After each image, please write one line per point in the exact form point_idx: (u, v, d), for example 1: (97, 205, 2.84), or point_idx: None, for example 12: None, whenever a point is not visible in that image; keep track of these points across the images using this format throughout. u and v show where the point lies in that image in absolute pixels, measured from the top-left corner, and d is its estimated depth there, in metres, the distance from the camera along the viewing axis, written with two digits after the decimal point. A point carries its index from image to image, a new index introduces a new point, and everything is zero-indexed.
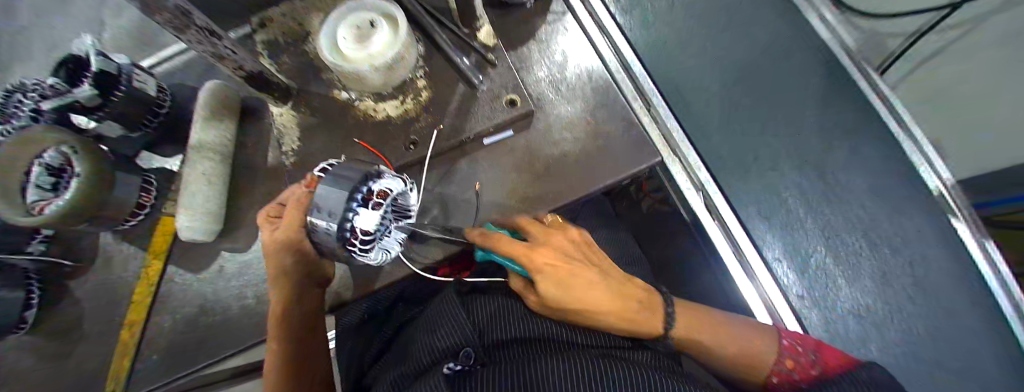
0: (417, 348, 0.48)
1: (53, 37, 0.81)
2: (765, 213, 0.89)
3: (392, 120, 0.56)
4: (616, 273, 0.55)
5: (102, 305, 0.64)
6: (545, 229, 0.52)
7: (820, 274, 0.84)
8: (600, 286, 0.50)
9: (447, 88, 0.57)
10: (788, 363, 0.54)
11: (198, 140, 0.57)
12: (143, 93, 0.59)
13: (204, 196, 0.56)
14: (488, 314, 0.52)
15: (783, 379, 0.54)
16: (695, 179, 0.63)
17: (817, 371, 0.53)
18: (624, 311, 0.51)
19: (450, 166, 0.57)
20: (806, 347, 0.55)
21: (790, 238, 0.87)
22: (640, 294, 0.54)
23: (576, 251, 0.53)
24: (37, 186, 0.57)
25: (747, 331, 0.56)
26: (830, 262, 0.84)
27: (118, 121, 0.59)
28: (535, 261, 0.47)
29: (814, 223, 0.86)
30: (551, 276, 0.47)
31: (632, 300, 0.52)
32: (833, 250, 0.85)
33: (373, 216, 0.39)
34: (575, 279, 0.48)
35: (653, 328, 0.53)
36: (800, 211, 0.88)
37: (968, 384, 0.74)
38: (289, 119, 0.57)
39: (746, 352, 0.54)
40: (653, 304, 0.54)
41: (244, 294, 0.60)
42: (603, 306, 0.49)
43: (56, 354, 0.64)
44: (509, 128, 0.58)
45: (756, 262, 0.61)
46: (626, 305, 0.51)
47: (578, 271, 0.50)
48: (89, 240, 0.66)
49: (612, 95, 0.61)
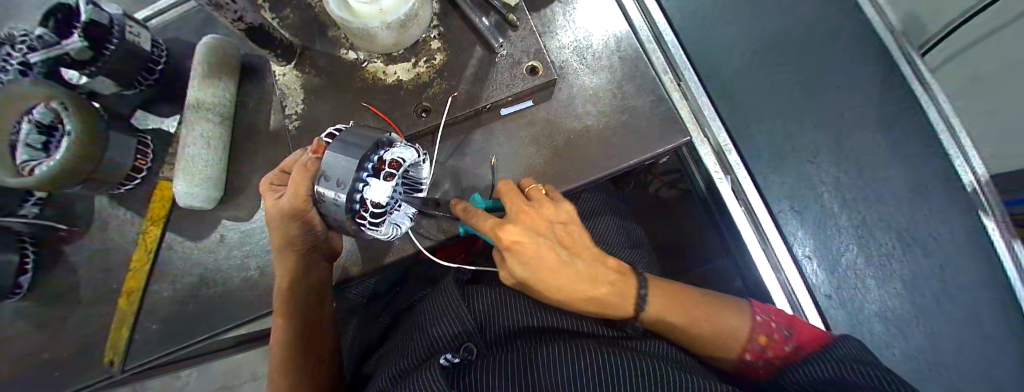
0: (416, 333, 0.45)
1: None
2: (796, 206, 0.86)
3: (403, 84, 0.52)
4: (590, 253, 0.46)
5: (101, 271, 0.63)
6: (520, 202, 0.45)
7: (849, 274, 0.82)
8: (570, 270, 0.43)
9: (464, 52, 0.52)
10: (760, 338, 0.45)
11: (195, 99, 0.53)
12: (136, 47, 0.54)
13: (203, 160, 0.52)
14: (491, 302, 0.48)
15: (761, 361, 0.45)
16: (723, 159, 0.60)
17: (791, 348, 0.43)
18: (587, 295, 0.43)
19: (464, 138, 0.54)
20: (778, 322, 0.45)
21: (822, 235, 0.85)
22: (610, 276, 0.45)
23: (552, 229, 0.45)
24: (27, 145, 0.54)
25: (723, 308, 0.47)
26: (861, 263, 0.82)
27: (110, 77, 0.55)
28: (501, 238, 0.41)
29: (849, 220, 0.84)
30: (515, 256, 0.42)
31: (600, 283, 0.44)
32: (866, 249, 0.82)
33: (384, 187, 0.36)
34: (539, 261, 0.42)
35: (625, 309, 0.44)
36: (835, 207, 0.85)
37: (982, 384, 0.73)
38: (293, 80, 0.52)
39: (723, 331, 0.45)
40: (626, 286, 0.45)
41: (247, 265, 0.57)
42: (576, 293, 0.43)
43: (55, 319, 0.62)
44: (528, 99, 0.55)
45: (782, 253, 0.58)
46: (588, 289, 0.43)
47: (544, 252, 0.42)
48: (84, 204, 0.64)
49: (640, 66, 0.57)
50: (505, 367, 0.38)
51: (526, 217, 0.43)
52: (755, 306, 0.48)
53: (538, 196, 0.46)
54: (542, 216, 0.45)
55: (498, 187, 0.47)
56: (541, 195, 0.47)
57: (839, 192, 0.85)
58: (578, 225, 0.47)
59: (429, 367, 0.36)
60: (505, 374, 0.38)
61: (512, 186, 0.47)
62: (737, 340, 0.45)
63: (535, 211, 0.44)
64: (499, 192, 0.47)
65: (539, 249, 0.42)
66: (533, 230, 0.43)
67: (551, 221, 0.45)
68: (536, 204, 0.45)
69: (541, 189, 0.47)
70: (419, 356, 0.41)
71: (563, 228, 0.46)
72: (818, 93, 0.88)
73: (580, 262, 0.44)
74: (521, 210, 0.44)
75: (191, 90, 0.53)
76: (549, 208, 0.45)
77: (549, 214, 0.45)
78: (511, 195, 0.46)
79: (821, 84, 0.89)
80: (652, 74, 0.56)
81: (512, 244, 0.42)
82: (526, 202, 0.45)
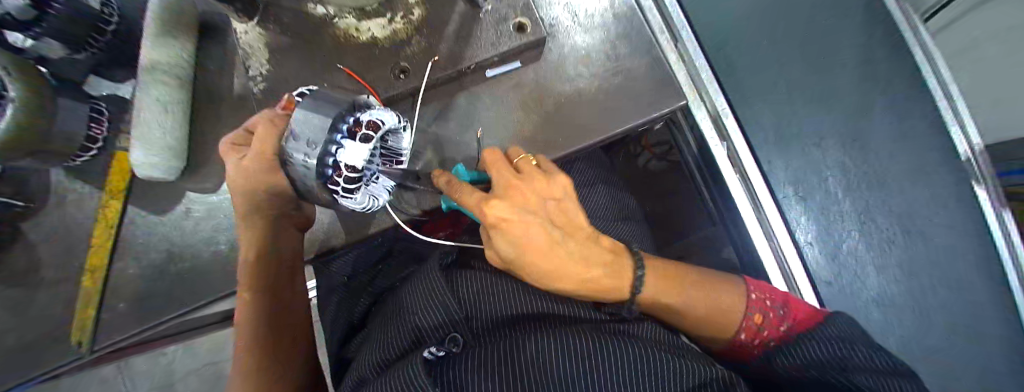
0: (398, 319, 0.43)
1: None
2: (800, 192, 0.87)
3: (378, 43, 0.47)
4: (581, 232, 0.44)
5: (61, 249, 0.59)
6: (510, 176, 0.41)
7: (850, 260, 0.83)
8: (562, 251, 0.40)
9: (445, 7, 0.48)
10: (756, 317, 0.43)
11: (151, 61, 0.48)
12: (85, 7, 0.49)
13: (161, 127, 0.48)
14: (477, 287, 0.45)
15: (755, 340, 0.44)
16: (720, 125, 0.57)
17: (786, 329, 0.42)
18: (577, 278, 0.40)
19: (447, 102, 0.50)
20: (773, 300, 0.44)
21: (824, 221, 0.85)
22: (604, 256, 0.43)
23: (543, 206, 0.42)
24: None
25: (719, 286, 0.46)
26: (862, 248, 0.83)
27: (57, 40, 0.49)
28: (486, 215, 0.37)
29: (853, 207, 0.83)
30: (502, 234, 0.38)
31: (592, 265, 0.41)
32: (867, 236, 0.82)
33: (360, 150, 0.32)
34: (531, 241, 0.39)
35: (615, 291, 0.42)
36: (839, 193, 0.84)
37: (960, 353, 0.75)
38: (256, 39, 0.47)
39: (717, 309, 0.44)
40: (620, 269, 0.43)
41: (217, 240, 0.54)
42: (565, 275, 0.40)
43: (15, 301, 0.59)
44: (516, 60, 0.51)
45: (776, 221, 0.56)
46: (582, 272, 0.41)
47: (536, 232, 0.39)
48: (38, 178, 0.59)
49: (637, 25, 0.53)
50: (490, 359, 0.36)
51: (515, 192, 0.40)
52: (749, 282, 0.46)
53: (528, 167, 0.42)
54: (533, 189, 0.41)
55: (483, 157, 0.43)
56: (532, 168, 0.43)
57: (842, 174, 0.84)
58: (573, 201, 0.44)
59: (411, 357, 0.34)
60: (488, 366, 0.36)
61: (502, 157, 0.43)
62: (732, 318, 0.44)
63: (525, 185, 0.41)
64: (485, 162, 0.43)
65: (532, 227, 0.39)
66: (525, 207, 0.40)
67: (544, 196, 0.42)
68: (526, 176, 0.42)
69: (530, 161, 0.43)
70: (403, 342, 0.40)
71: (555, 205, 0.43)
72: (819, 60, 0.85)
73: (569, 241, 0.42)
74: (510, 183, 0.40)
75: (146, 48, 0.48)
76: (542, 182, 0.42)
77: (540, 188, 0.41)
78: (498, 165, 0.42)
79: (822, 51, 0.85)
80: (647, 33, 0.53)
81: (502, 222, 0.38)
82: (515, 175, 0.41)
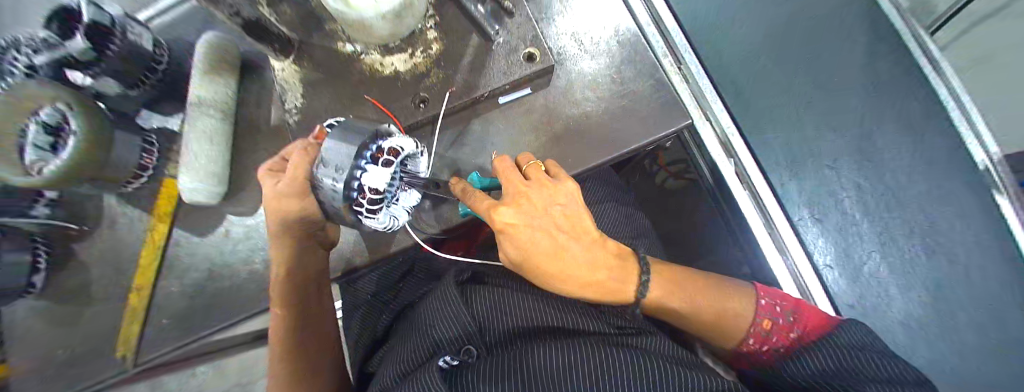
0: (418, 333, 0.46)
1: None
2: (816, 214, 0.83)
3: (401, 76, 0.52)
4: (589, 237, 0.44)
5: (111, 269, 0.64)
6: (518, 182, 0.42)
7: (872, 282, 0.80)
8: (568, 256, 0.41)
9: (460, 41, 0.52)
10: (765, 323, 0.44)
11: (198, 95, 0.53)
12: (139, 47, 0.55)
13: (207, 157, 0.53)
14: (491, 303, 0.47)
15: (764, 346, 0.44)
16: (725, 143, 0.59)
17: (796, 335, 0.43)
18: (580, 280, 0.42)
19: (462, 128, 0.54)
20: (784, 306, 0.45)
21: (842, 244, 0.82)
22: (610, 261, 0.44)
23: (550, 213, 0.41)
24: (36, 146, 0.53)
25: (724, 291, 0.46)
26: (883, 271, 0.80)
27: (115, 78, 0.55)
28: (495, 221, 0.39)
29: (870, 227, 0.81)
30: (508, 239, 0.40)
31: (596, 268, 0.42)
32: (888, 257, 0.80)
33: (382, 175, 0.36)
34: (535, 245, 0.40)
35: (619, 292, 0.44)
36: (856, 214, 0.82)
37: (991, 369, 0.73)
38: (292, 74, 0.52)
39: (724, 313, 0.45)
40: (625, 273, 0.44)
41: (252, 259, 0.58)
42: (567, 277, 0.42)
43: (68, 318, 0.64)
44: (527, 86, 0.54)
45: (788, 235, 0.57)
46: (583, 275, 0.42)
47: (541, 237, 0.40)
48: (94, 204, 0.65)
49: (641, 50, 0.56)
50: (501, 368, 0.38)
51: (522, 199, 0.41)
52: (760, 291, 0.47)
53: (537, 175, 0.42)
54: (540, 194, 0.41)
55: (493, 166, 0.43)
56: (540, 174, 0.43)
57: (857, 194, 0.82)
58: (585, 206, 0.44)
59: (427, 366, 0.36)
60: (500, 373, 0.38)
61: (510, 164, 0.43)
62: (741, 323, 0.44)
63: (533, 191, 0.41)
64: (495, 170, 0.44)
65: (537, 233, 0.40)
66: (531, 214, 0.41)
67: (552, 201, 0.41)
68: (534, 184, 0.42)
69: (540, 167, 0.43)
70: (418, 355, 0.42)
71: (562, 212, 0.42)
72: (827, 74, 0.86)
73: (575, 246, 0.42)
74: (519, 191, 0.41)
75: (193, 85, 0.53)
76: (549, 188, 0.42)
77: (547, 195, 0.41)
78: (508, 173, 0.42)
79: (829, 65, 0.86)
80: (651, 58, 0.56)
81: (508, 227, 0.39)
82: (523, 180, 0.42)
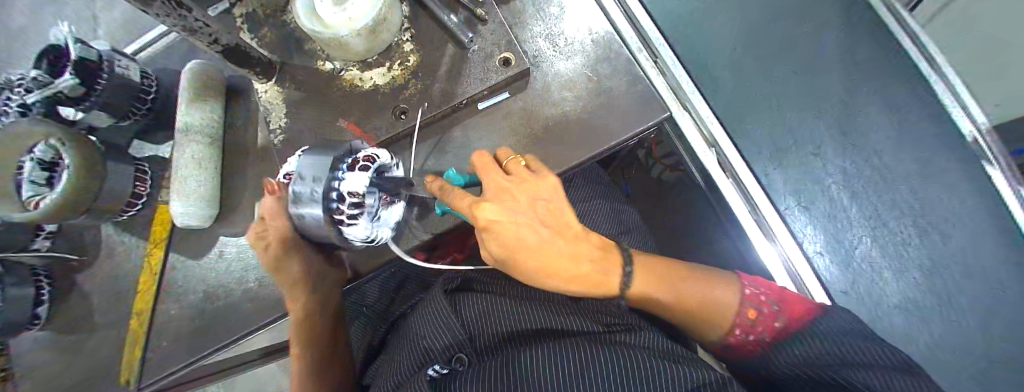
0: (409, 345, 0.46)
1: (17, 21, 0.76)
2: (803, 202, 0.83)
3: (380, 89, 0.53)
4: (572, 232, 0.45)
5: (110, 296, 0.65)
6: (498, 178, 0.44)
7: (865, 266, 0.80)
8: (551, 248, 0.43)
9: (436, 51, 0.53)
10: (749, 313, 0.45)
11: (185, 122, 0.54)
12: (128, 80, 0.56)
13: (197, 181, 0.54)
14: (478, 310, 0.47)
15: (750, 335, 0.44)
16: (705, 132, 0.59)
17: (781, 325, 0.43)
18: (567, 274, 0.44)
19: (444, 135, 0.55)
20: (768, 295, 0.45)
21: (832, 231, 0.82)
22: (593, 253, 0.46)
23: (532, 207, 0.44)
24: (32, 182, 0.56)
25: (709, 282, 0.47)
26: (876, 254, 0.80)
27: (106, 112, 0.57)
28: (478, 218, 0.40)
29: (859, 213, 0.81)
30: (492, 235, 0.42)
31: (581, 261, 0.44)
32: (879, 240, 0.80)
33: (362, 177, 0.38)
34: (517, 239, 0.42)
35: (603, 286, 0.46)
36: (844, 200, 0.82)
37: (986, 339, 0.74)
38: (275, 95, 0.54)
39: (708, 305, 0.45)
40: (608, 265, 0.46)
41: (246, 277, 0.59)
42: (553, 270, 0.44)
43: (73, 347, 0.65)
44: (505, 90, 0.55)
45: (774, 220, 0.58)
46: (570, 268, 0.44)
47: (523, 230, 0.42)
48: (90, 234, 0.66)
49: (615, 48, 0.57)
50: (490, 375, 0.39)
51: (505, 195, 0.43)
52: (744, 280, 0.47)
53: (518, 171, 0.45)
54: (522, 191, 0.44)
55: (474, 160, 0.46)
56: (520, 169, 0.46)
57: (843, 179, 0.83)
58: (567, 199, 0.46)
59: (416, 380, 0.37)
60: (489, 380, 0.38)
61: (490, 159, 0.46)
62: (725, 315, 0.45)
63: (514, 186, 0.44)
64: (476, 165, 0.46)
65: (522, 228, 0.42)
66: (514, 209, 0.43)
67: (533, 197, 0.44)
68: (516, 180, 0.44)
69: (519, 162, 0.47)
70: (409, 366, 0.43)
71: (545, 207, 0.44)
72: (808, 58, 0.86)
73: (559, 240, 0.44)
74: (499, 187, 0.44)
75: (179, 115, 0.54)
76: (529, 181, 0.44)
77: (527, 190, 0.44)
78: (486, 167, 0.45)
79: (809, 49, 0.87)
80: (625, 54, 0.57)
81: (492, 224, 0.41)
82: (503, 177, 0.45)
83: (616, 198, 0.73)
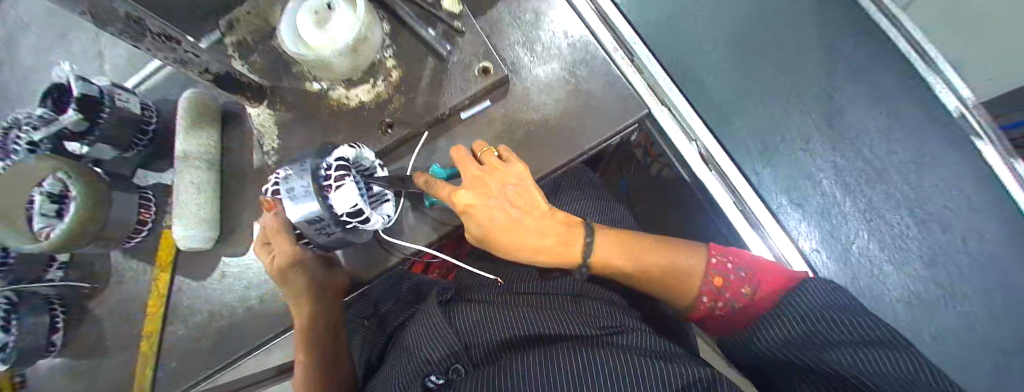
0: (405, 357, 0.47)
1: (27, 62, 0.81)
2: (795, 199, 0.83)
3: (366, 105, 0.55)
4: (542, 212, 0.48)
5: (120, 321, 0.67)
6: (472, 168, 0.47)
7: (863, 261, 0.80)
8: (522, 229, 0.47)
9: (418, 65, 0.55)
10: (716, 281, 0.46)
11: (184, 150, 0.56)
12: (128, 111, 0.59)
13: (197, 206, 0.56)
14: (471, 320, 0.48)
15: (718, 302, 0.46)
16: (685, 126, 0.60)
17: (749, 288, 0.44)
18: (534, 249, 0.47)
19: (430, 146, 0.56)
20: (736, 264, 0.46)
21: (827, 226, 0.82)
22: (560, 230, 0.48)
23: (504, 192, 0.46)
24: (42, 214, 0.58)
25: (675, 254, 0.50)
26: (874, 248, 0.80)
27: (108, 143, 0.60)
28: (455, 203, 0.44)
29: (854, 207, 0.81)
30: (469, 218, 0.45)
31: (547, 238, 0.47)
32: (876, 234, 0.80)
33: (346, 149, 0.45)
34: (490, 222, 0.46)
35: (566, 260, 0.49)
36: (837, 194, 0.82)
37: (985, 316, 0.74)
38: (266, 119, 0.56)
39: (676, 272, 0.49)
40: (573, 239, 0.49)
41: (249, 295, 0.61)
42: (521, 248, 0.47)
43: (88, 371, 0.67)
44: (486, 99, 0.57)
45: (760, 211, 0.58)
46: (537, 244, 0.47)
47: (494, 214, 0.46)
48: (99, 261, 0.69)
49: (591, 50, 0.59)
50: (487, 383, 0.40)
51: (479, 183, 0.46)
52: (712, 250, 0.49)
53: (490, 159, 0.47)
54: (495, 178, 0.46)
55: (451, 154, 0.49)
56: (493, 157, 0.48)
57: (835, 173, 0.82)
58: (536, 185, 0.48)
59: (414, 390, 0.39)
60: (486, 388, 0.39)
61: (466, 152, 0.48)
62: (693, 281, 0.47)
63: (487, 176, 0.46)
64: (454, 159, 0.49)
65: (493, 211, 0.46)
66: (486, 194, 0.46)
67: (504, 183, 0.46)
68: (488, 168, 0.47)
69: (493, 151, 0.48)
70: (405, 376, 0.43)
71: (515, 191, 0.47)
72: (790, 45, 0.87)
73: (527, 220, 0.47)
74: (474, 176, 0.46)
75: (180, 142, 0.56)
76: (501, 170, 0.47)
77: (499, 177, 0.46)
78: (463, 160, 0.48)
79: (793, 37, 0.88)
80: (601, 56, 0.58)
81: (468, 208, 0.44)
82: (478, 167, 0.47)
83: (607, 196, 0.74)
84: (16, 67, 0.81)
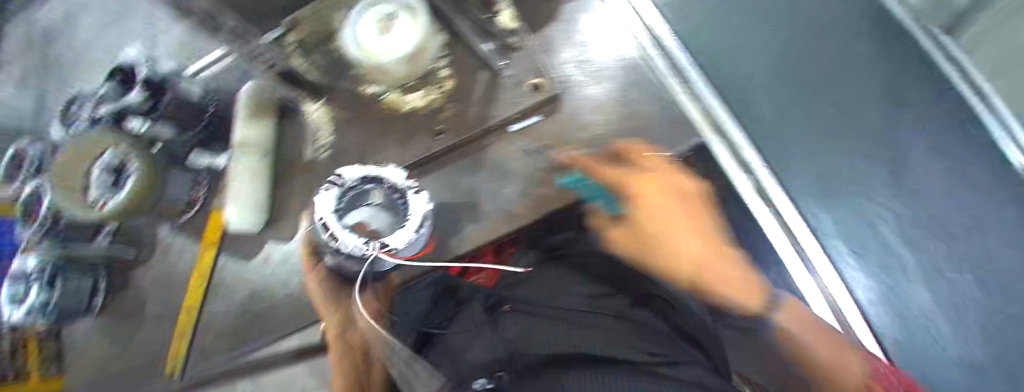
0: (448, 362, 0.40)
1: (87, 36, 0.84)
2: (857, 249, 0.80)
3: (418, 111, 0.57)
4: (708, 224, 0.50)
5: (161, 293, 0.70)
6: (655, 165, 0.50)
7: (919, 317, 0.78)
8: (695, 240, 0.47)
9: (471, 77, 0.57)
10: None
11: (242, 138, 0.59)
12: (189, 96, 0.63)
13: (251, 191, 0.59)
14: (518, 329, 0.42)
15: None
16: (743, 160, 0.61)
17: None
18: (706, 269, 0.46)
19: (477, 155, 0.57)
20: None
21: (887, 280, 0.79)
22: (728, 255, 0.48)
23: (682, 196, 0.49)
24: (100, 185, 0.60)
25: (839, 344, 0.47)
26: (932, 305, 0.78)
27: (168, 125, 0.63)
28: (634, 186, 0.48)
29: (916, 262, 0.79)
30: (646, 211, 0.47)
31: (721, 258, 0.47)
32: (936, 291, 0.78)
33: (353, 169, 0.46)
34: (668, 220, 0.47)
35: (736, 296, 0.46)
36: (896, 246, 0.80)
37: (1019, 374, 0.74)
38: (322, 115, 0.61)
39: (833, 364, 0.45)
40: (743, 273, 0.47)
41: (290, 281, 0.63)
42: (685, 261, 0.46)
43: (123, 339, 0.70)
44: (537, 114, 0.57)
45: (818, 258, 0.63)
46: (709, 260, 0.46)
47: (673, 215, 0.48)
48: (145, 233, 0.72)
49: (643, 74, 0.59)
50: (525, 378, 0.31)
51: (661, 179, 0.49)
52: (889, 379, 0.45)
53: (662, 162, 0.51)
54: (674, 181, 0.50)
55: (625, 147, 0.52)
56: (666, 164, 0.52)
57: (880, 216, 0.80)
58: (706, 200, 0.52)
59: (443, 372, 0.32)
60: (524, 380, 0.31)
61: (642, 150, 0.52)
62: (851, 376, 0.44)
63: (667, 176, 0.50)
64: (621, 151, 0.52)
65: (669, 212, 0.48)
66: (669, 193, 0.48)
67: (685, 189, 0.50)
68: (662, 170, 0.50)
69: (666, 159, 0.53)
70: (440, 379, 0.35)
71: (688, 196, 0.50)
72: (841, 82, 0.85)
73: (696, 229, 0.48)
74: (654, 173, 0.49)
75: (239, 129, 0.59)
76: (676, 175, 0.50)
77: (678, 181, 0.50)
78: (642, 156, 0.51)
79: (844, 73, 0.86)
80: (654, 80, 0.58)
81: (646, 198, 0.48)
82: (657, 168, 0.50)
83: None
84: (76, 39, 0.84)
